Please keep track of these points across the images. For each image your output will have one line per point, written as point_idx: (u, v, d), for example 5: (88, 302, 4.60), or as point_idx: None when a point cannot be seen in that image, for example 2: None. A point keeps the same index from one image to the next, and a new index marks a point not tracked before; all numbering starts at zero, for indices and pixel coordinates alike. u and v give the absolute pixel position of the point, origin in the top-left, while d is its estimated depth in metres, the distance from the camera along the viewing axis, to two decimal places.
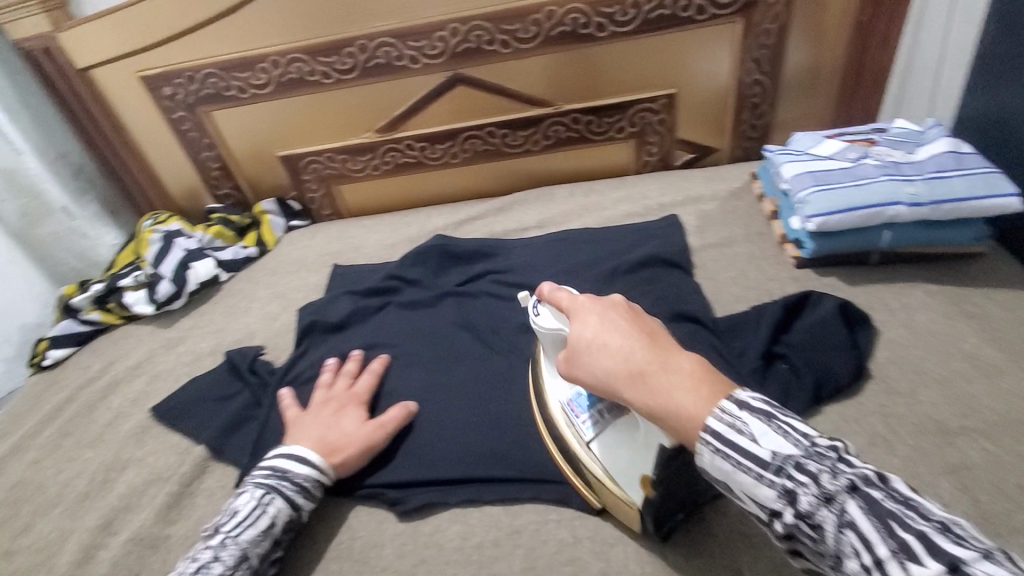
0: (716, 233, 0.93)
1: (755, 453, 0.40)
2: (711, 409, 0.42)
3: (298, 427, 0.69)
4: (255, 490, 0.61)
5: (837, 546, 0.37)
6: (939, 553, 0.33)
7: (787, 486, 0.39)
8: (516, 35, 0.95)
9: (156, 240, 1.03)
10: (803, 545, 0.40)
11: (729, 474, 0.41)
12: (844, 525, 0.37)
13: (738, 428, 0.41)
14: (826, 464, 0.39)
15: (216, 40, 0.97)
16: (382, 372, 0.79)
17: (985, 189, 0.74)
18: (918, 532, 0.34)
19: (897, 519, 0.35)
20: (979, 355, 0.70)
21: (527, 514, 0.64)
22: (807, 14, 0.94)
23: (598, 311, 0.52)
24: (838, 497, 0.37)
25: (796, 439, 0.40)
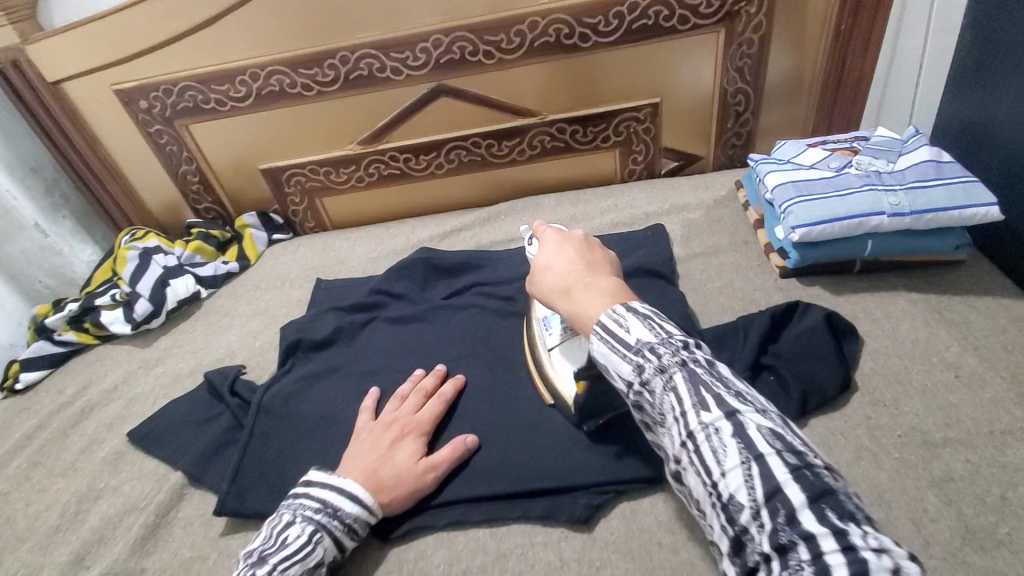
0: (701, 243, 0.93)
1: (624, 341, 0.50)
2: (606, 309, 0.53)
3: (352, 449, 0.67)
4: (306, 525, 0.58)
5: (664, 407, 0.47)
6: (726, 407, 0.44)
7: (640, 363, 0.48)
8: (500, 46, 0.94)
9: (133, 257, 1.01)
10: (644, 412, 0.50)
11: (603, 355, 0.51)
12: (671, 390, 0.46)
13: (619, 321, 0.51)
14: (675, 348, 0.48)
15: (193, 53, 0.95)
16: (454, 398, 0.73)
17: (965, 198, 0.74)
18: (720, 395, 0.45)
19: (709, 386, 0.45)
20: (961, 364, 0.70)
21: (514, 537, 0.63)
22: (788, 23, 0.95)
23: (559, 243, 0.63)
24: (671, 371, 0.47)
25: (658, 331, 0.49)
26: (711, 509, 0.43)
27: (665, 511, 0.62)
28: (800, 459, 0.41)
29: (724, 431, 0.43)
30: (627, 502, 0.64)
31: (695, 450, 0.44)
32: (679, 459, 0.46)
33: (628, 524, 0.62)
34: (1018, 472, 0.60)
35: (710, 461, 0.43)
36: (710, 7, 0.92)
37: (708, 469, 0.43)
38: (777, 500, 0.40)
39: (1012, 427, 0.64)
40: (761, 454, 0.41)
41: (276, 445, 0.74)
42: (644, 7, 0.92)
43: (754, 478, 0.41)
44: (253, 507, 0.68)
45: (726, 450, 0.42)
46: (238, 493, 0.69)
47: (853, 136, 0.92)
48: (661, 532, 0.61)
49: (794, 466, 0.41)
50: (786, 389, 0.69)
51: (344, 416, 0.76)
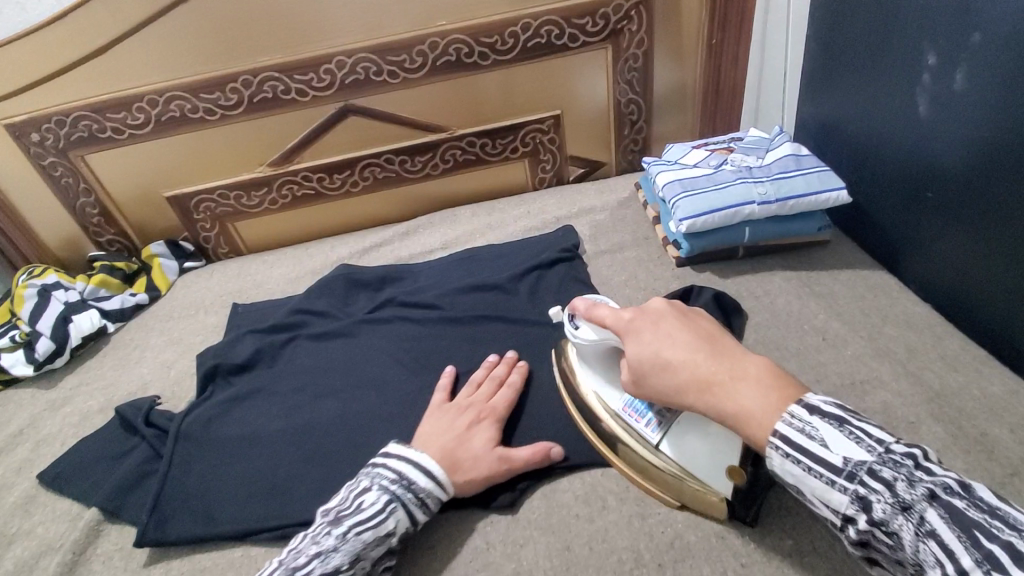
0: (608, 240, 1.01)
1: (827, 458, 0.44)
2: (780, 416, 0.47)
3: (426, 432, 0.67)
4: (382, 494, 0.59)
5: (920, 556, 0.40)
6: (1017, 557, 0.36)
7: (859, 491, 0.43)
8: (403, 65, 0.98)
9: (31, 296, 0.95)
10: (885, 554, 0.43)
11: (800, 478, 0.46)
12: (923, 532, 0.40)
13: (808, 433, 0.46)
14: (903, 471, 0.42)
15: (88, 82, 0.93)
16: (521, 387, 0.74)
17: (819, 185, 0.85)
18: (1004, 541, 0.37)
19: (980, 526, 0.38)
20: (829, 328, 0.80)
21: (441, 529, 0.65)
22: (666, 39, 1.05)
23: (658, 325, 0.58)
24: (916, 506, 0.41)
25: (874, 450, 0.44)
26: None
27: (581, 487, 0.67)
28: None
29: None
30: (547, 484, 0.68)
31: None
32: None
33: (548, 503, 0.66)
34: (875, 414, 0.69)
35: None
36: (595, 25, 1.00)
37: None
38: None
39: (870, 377, 0.73)
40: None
41: (196, 471, 0.72)
42: (537, 26, 0.99)
43: None
44: (174, 535, 0.66)
45: None
46: (158, 522, 0.67)
47: (731, 136, 1.02)
48: (577, 506, 0.65)
49: None
50: None
51: (266, 436, 0.75)
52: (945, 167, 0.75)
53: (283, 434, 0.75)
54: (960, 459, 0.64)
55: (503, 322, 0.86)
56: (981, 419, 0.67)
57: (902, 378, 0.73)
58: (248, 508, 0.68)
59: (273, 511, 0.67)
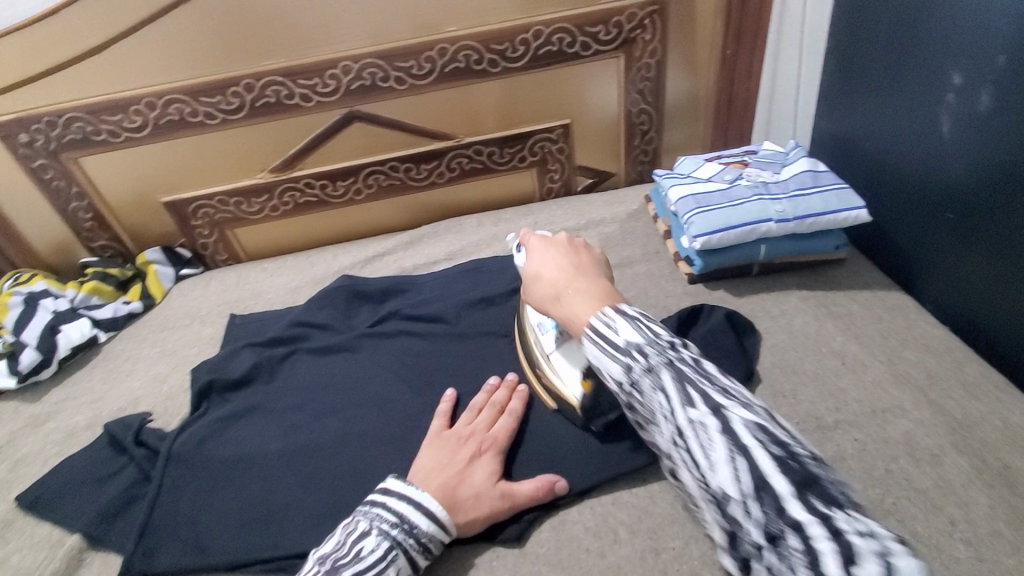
0: (617, 255, 0.98)
1: (613, 340, 0.51)
2: (597, 313, 0.54)
3: (425, 464, 0.63)
4: (382, 540, 0.56)
5: (653, 405, 0.49)
6: (710, 402, 0.45)
7: (628, 363, 0.50)
8: (410, 72, 0.96)
9: (16, 304, 0.92)
10: (635, 410, 0.52)
11: (595, 356, 0.53)
12: (659, 388, 0.48)
13: (610, 326, 0.52)
14: (661, 348, 0.49)
15: (82, 82, 0.89)
16: (522, 414, 0.70)
17: (838, 204, 0.83)
18: (704, 391, 0.46)
19: (695, 382, 0.46)
20: (846, 352, 0.78)
21: (446, 561, 0.62)
22: (680, 49, 1.03)
23: (543, 246, 0.65)
24: (659, 370, 0.48)
25: (646, 331, 0.50)
26: (706, 500, 0.45)
27: (591, 518, 0.64)
28: (788, 452, 0.42)
29: (712, 427, 0.44)
30: (556, 514, 0.65)
31: (685, 445, 0.46)
32: (675, 454, 0.48)
33: (558, 535, 0.63)
34: (896, 444, 0.67)
35: (698, 456, 0.44)
36: (608, 34, 0.98)
37: (697, 464, 0.45)
38: (763, 491, 0.41)
39: (889, 405, 0.71)
40: (746, 447, 0.42)
41: (188, 495, 0.69)
42: (548, 34, 0.96)
43: (744, 474, 0.42)
44: (162, 565, 0.63)
45: (714, 448, 0.43)
46: (146, 551, 0.64)
47: (745, 150, 1.00)
48: (588, 539, 0.62)
49: (783, 460, 0.41)
50: None
51: (263, 458, 0.72)
52: (967, 188, 0.73)
53: (280, 456, 0.72)
54: (985, 495, 0.61)
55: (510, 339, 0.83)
56: (1006, 452, 0.65)
57: (922, 407, 0.70)
58: (242, 537, 0.65)
59: (268, 541, 0.64)
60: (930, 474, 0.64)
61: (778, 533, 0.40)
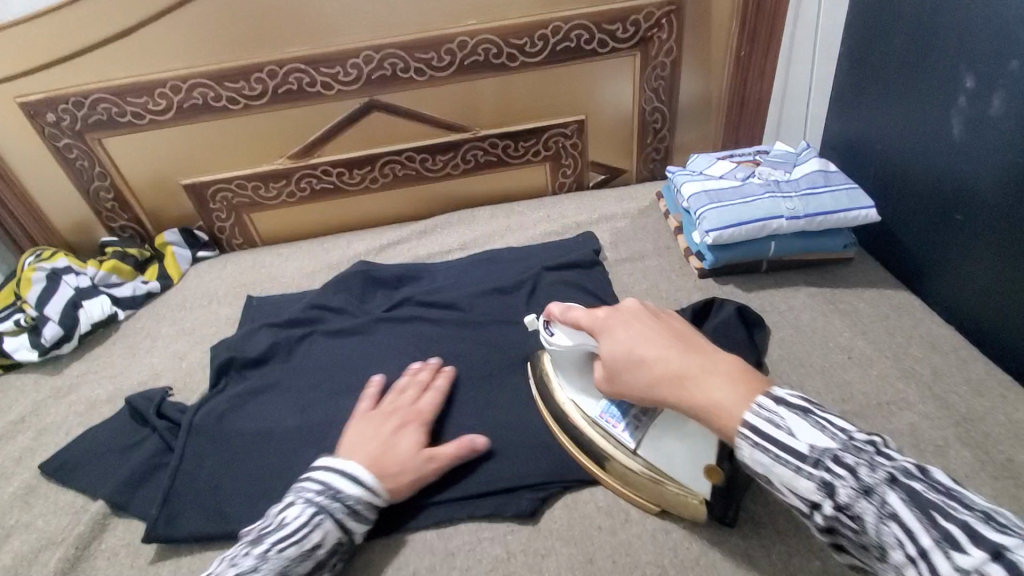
0: (629, 248, 1.00)
1: (793, 446, 0.44)
2: (748, 404, 0.47)
3: (353, 436, 0.66)
4: (307, 507, 0.59)
5: (882, 539, 0.40)
6: (975, 537, 0.36)
7: (825, 478, 0.43)
8: (430, 63, 0.97)
9: (39, 279, 0.93)
10: (849, 542, 0.43)
11: (767, 467, 0.45)
12: (885, 515, 0.40)
13: (776, 423, 0.45)
14: (865, 457, 0.42)
15: (108, 64, 0.91)
16: (447, 393, 0.75)
17: (848, 203, 0.84)
18: (960, 520, 0.37)
19: (940, 508, 0.38)
20: (853, 347, 0.80)
21: (461, 535, 0.64)
22: (695, 49, 1.04)
23: (629, 322, 0.59)
24: (878, 489, 0.41)
25: (837, 434, 0.44)
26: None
27: (601, 498, 0.66)
28: None
29: None
30: (568, 494, 0.66)
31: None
32: None
33: (569, 513, 0.65)
34: (901, 436, 0.69)
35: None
36: (626, 32, 1.00)
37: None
38: None
39: (894, 399, 0.73)
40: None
41: (208, 466, 0.70)
42: (567, 30, 0.98)
43: None
44: (184, 531, 0.65)
45: None
46: (169, 517, 0.66)
47: (756, 149, 1.01)
48: (600, 518, 0.64)
49: None
50: None
51: (280, 433, 0.74)
52: (978, 191, 0.75)
53: (298, 431, 0.74)
54: (987, 485, 0.63)
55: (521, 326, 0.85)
56: (1008, 445, 0.66)
57: (926, 400, 0.72)
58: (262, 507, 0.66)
59: None
60: (933, 464, 0.66)
61: None
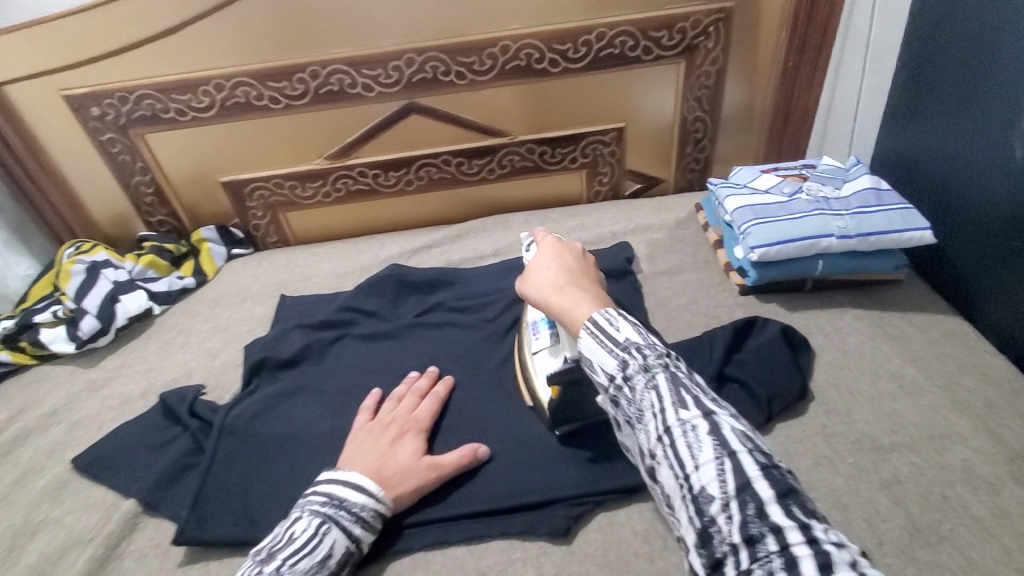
0: (666, 261, 0.97)
1: (613, 335, 0.51)
2: (598, 310, 0.54)
3: (353, 447, 0.66)
4: (313, 518, 0.58)
5: (642, 404, 0.48)
6: (704, 407, 0.45)
7: (624, 358, 0.50)
8: (472, 67, 0.96)
9: (79, 271, 0.94)
10: (621, 409, 0.51)
11: (591, 347, 0.52)
12: (651, 387, 0.47)
13: (611, 321, 0.52)
14: (658, 350, 0.50)
15: (154, 61, 0.92)
16: (445, 399, 0.75)
17: (903, 223, 0.81)
18: (697, 396, 0.46)
19: (688, 388, 0.47)
20: (903, 374, 0.76)
21: (493, 553, 0.63)
22: (742, 58, 1.02)
23: (552, 245, 0.65)
24: (653, 369, 0.48)
25: (646, 333, 0.51)
26: (680, 507, 0.44)
27: (638, 522, 0.64)
28: (771, 463, 0.43)
29: (701, 429, 0.44)
30: (603, 516, 0.65)
31: (669, 444, 0.45)
32: (654, 454, 0.46)
33: (605, 536, 0.63)
34: (954, 472, 0.66)
35: (684, 457, 0.44)
36: (671, 39, 0.97)
37: (680, 464, 0.44)
38: (748, 497, 0.41)
39: (948, 432, 0.70)
40: (734, 451, 0.43)
41: (240, 468, 0.70)
42: (611, 36, 0.96)
43: (729, 477, 0.42)
44: (214, 535, 0.64)
45: (701, 448, 0.43)
46: (198, 520, 0.65)
47: (803, 163, 0.98)
48: (637, 543, 0.62)
49: (767, 470, 0.42)
50: (751, 396, 0.73)
51: (311, 437, 0.73)
52: None
53: (330, 437, 0.73)
54: None
55: None
56: None
57: (982, 435, 0.69)
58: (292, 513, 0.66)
59: None
60: (989, 504, 0.63)
61: (762, 548, 0.39)
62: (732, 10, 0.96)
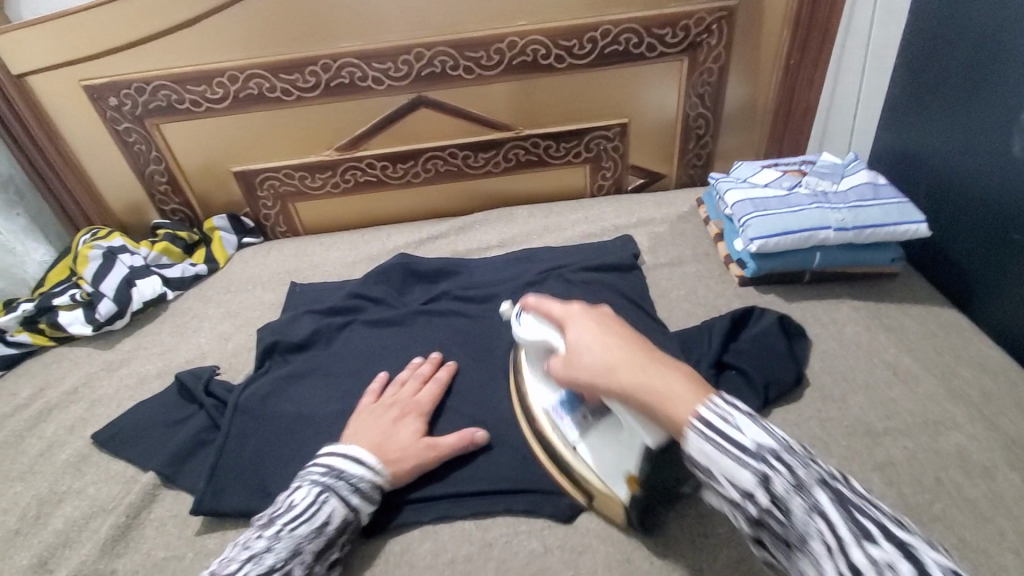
0: (667, 253, 1.00)
1: (740, 440, 0.44)
2: (700, 400, 0.47)
3: (356, 425, 0.69)
4: (312, 487, 0.61)
5: (806, 532, 0.42)
6: (895, 539, 0.40)
7: (765, 472, 0.44)
8: (479, 62, 0.99)
9: (95, 257, 0.97)
10: (768, 535, 0.44)
11: (712, 459, 0.45)
12: (816, 512, 0.42)
13: (727, 418, 0.45)
14: (800, 458, 0.45)
15: (171, 53, 0.94)
16: (448, 384, 0.77)
17: (899, 217, 0.83)
18: (878, 521, 0.41)
19: (862, 510, 0.42)
20: (898, 363, 0.78)
21: (498, 527, 0.65)
22: (744, 56, 1.04)
23: (590, 319, 0.59)
24: (810, 487, 0.43)
25: (778, 437, 0.46)
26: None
27: None
28: None
29: (902, 570, 0.38)
30: None
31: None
32: None
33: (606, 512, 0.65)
34: (945, 455, 0.68)
35: None
36: (675, 37, 1.00)
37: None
38: None
39: (940, 418, 0.72)
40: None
41: (253, 445, 0.73)
42: (616, 33, 0.98)
43: None
44: (230, 506, 0.67)
45: None
46: (215, 493, 0.68)
47: (802, 159, 1.00)
48: None
49: None
50: (748, 382, 0.75)
51: (321, 417, 0.76)
52: None
53: (339, 417, 0.76)
54: None
55: None
56: None
57: (973, 421, 0.71)
58: None
59: None
60: (979, 486, 0.65)
61: None
62: (735, 8, 0.98)
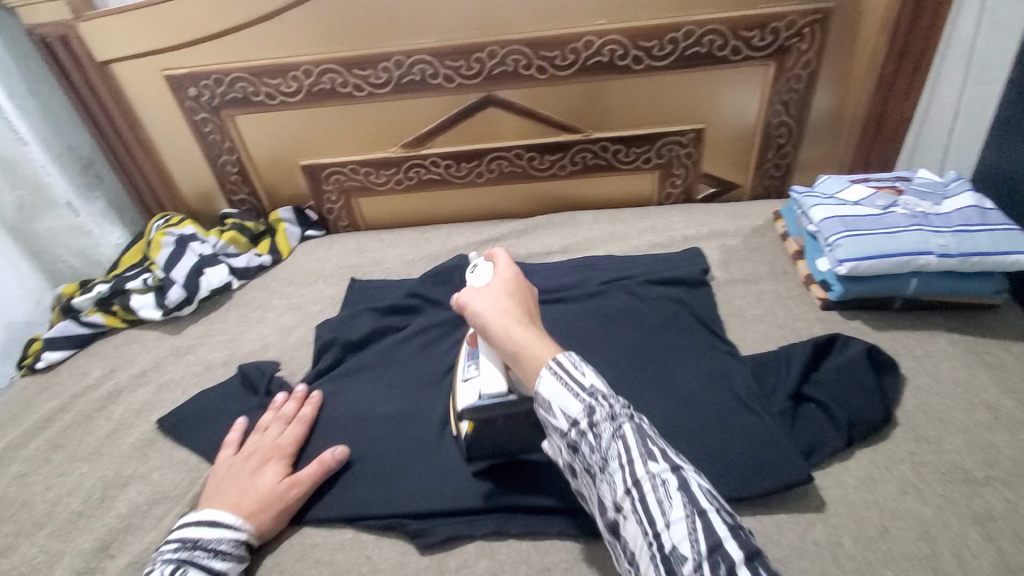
0: (741, 269, 0.94)
1: (580, 380, 0.52)
2: (561, 352, 0.55)
3: (215, 485, 0.67)
4: (165, 567, 0.58)
5: (608, 453, 0.49)
6: (672, 463, 0.48)
7: (591, 405, 0.51)
8: (554, 62, 0.96)
9: (168, 243, 0.99)
10: (579, 455, 0.51)
11: (555, 391, 0.52)
12: (619, 437, 0.49)
13: (575, 364, 0.52)
14: (620, 399, 0.52)
15: (249, 45, 0.95)
16: (312, 420, 0.75)
17: (1010, 245, 0.76)
18: (663, 450, 0.49)
19: (654, 440, 0.49)
20: (1000, 406, 0.71)
21: (558, 552, 0.62)
22: (835, 63, 0.97)
23: (508, 280, 0.67)
24: (620, 418, 0.50)
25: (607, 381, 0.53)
26: (646, 562, 0.45)
27: None
28: (736, 521, 0.45)
29: (671, 485, 0.46)
30: None
31: (639, 499, 0.47)
32: (620, 508, 0.48)
33: None
34: None
35: (655, 514, 0.45)
36: (763, 40, 0.94)
37: (651, 521, 0.45)
38: (721, 557, 0.42)
39: None
40: (704, 509, 0.45)
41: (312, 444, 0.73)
42: (699, 35, 0.93)
43: (700, 535, 0.43)
44: None
45: (672, 504, 0.45)
46: None
47: (896, 175, 0.93)
48: None
49: (734, 527, 0.44)
50: (831, 418, 0.70)
51: (380, 420, 0.75)
52: None
53: (398, 420, 0.75)
54: None
55: (625, 337, 0.81)
56: None
57: None
58: (363, 493, 0.68)
59: (386, 501, 0.67)
60: None
61: None
62: (831, 11, 0.92)
